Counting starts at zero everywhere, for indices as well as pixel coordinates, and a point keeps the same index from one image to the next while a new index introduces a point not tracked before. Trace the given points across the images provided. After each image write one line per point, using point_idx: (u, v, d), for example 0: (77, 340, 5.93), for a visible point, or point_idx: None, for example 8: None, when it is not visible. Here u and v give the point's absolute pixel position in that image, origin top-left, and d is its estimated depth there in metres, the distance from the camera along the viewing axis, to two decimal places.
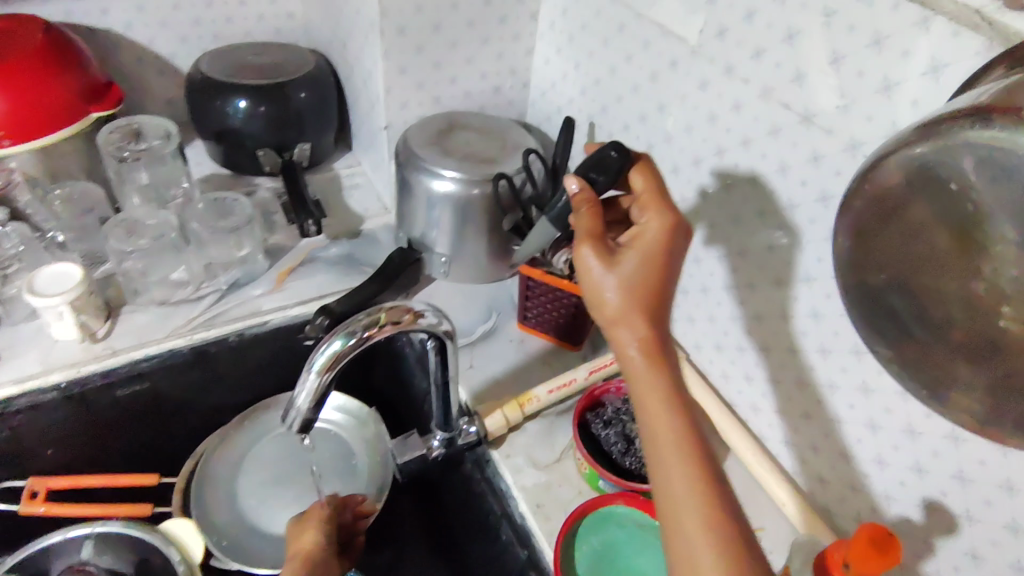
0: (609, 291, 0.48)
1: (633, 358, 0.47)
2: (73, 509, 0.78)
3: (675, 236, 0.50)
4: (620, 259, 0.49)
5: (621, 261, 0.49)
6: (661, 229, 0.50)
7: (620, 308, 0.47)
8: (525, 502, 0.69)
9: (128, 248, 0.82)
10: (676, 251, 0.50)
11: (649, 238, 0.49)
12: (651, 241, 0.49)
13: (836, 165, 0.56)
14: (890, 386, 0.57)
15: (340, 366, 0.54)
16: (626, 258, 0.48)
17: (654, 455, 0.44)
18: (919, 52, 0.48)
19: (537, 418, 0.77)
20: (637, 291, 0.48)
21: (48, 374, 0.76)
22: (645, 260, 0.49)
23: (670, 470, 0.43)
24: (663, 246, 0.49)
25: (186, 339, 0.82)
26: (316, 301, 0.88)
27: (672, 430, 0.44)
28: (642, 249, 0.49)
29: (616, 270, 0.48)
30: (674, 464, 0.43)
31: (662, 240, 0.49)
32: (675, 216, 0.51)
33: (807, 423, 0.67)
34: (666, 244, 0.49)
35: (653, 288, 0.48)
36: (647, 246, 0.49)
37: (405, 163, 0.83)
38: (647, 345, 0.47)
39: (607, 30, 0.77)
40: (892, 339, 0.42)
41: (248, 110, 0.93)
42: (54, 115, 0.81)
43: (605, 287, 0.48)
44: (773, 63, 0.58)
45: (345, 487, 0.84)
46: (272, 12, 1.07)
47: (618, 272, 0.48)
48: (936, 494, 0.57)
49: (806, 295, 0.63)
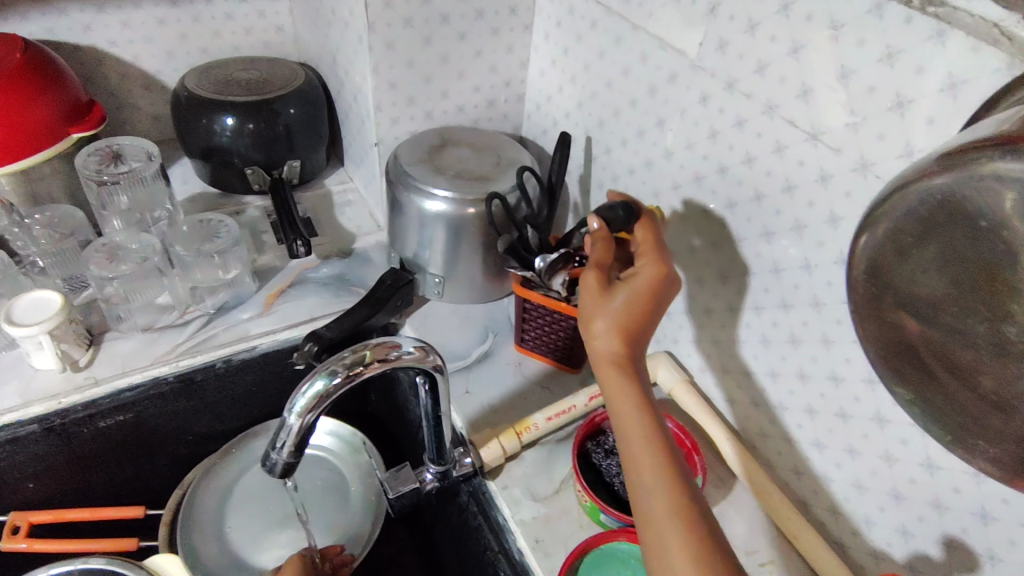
0: (598, 322, 0.50)
1: (615, 385, 0.49)
2: (55, 545, 0.76)
3: (668, 276, 0.52)
4: (614, 294, 0.51)
5: (614, 295, 0.51)
6: (654, 268, 0.52)
7: (603, 330, 0.50)
8: (523, 537, 0.66)
9: (110, 274, 0.77)
10: (668, 293, 0.52)
11: (642, 277, 0.51)
12: (645, 276, 0.51)
13: (846, 185, 0.53)
14: (905, 417, 0.54)
15: (324, 406, 0.51)
16: (618, 291, 0.51)
17: (635, 479, 0.46)
18: (933, 68, 0.45)
19: (535, 446, 0.74)
20: (625, 322, 0.50)
21: (27, 407, 0.72)
22: (637, 297, 0.50)
23: (651, 493, 0.45)
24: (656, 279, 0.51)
25: (171, 367, 0.79)
26: (306, 325, 0.85)
27: (652, 454, 0.46)
28: (634, 287, 0.51)
29: (608, 304, 0.50)
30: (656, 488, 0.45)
31: (655, 280, 0.51)
32: (669, 261, 0.53)
33: (818, 453, 0.64)
34: (658, 285, 0.51)
35: (640, 322, 0.50)
36: (639, 285, 0.51)
37: (395, 182, 0.80)
38: (630, 374, 0.49)
39: (603, 42, 0.75)
40: (913, 381, 0.40)
41: (235, 127, 0.91)
42: (33, 137, 0.78)
43: (594, 318, 0.51)
44: (778, 77, 0.56)
45: (338, 518, 0.83)
46: (261, 26, 1.05)
47: (610, 305, 0.50)
48: (957, 531, 0.54)
49: (816, 320, 0.60)
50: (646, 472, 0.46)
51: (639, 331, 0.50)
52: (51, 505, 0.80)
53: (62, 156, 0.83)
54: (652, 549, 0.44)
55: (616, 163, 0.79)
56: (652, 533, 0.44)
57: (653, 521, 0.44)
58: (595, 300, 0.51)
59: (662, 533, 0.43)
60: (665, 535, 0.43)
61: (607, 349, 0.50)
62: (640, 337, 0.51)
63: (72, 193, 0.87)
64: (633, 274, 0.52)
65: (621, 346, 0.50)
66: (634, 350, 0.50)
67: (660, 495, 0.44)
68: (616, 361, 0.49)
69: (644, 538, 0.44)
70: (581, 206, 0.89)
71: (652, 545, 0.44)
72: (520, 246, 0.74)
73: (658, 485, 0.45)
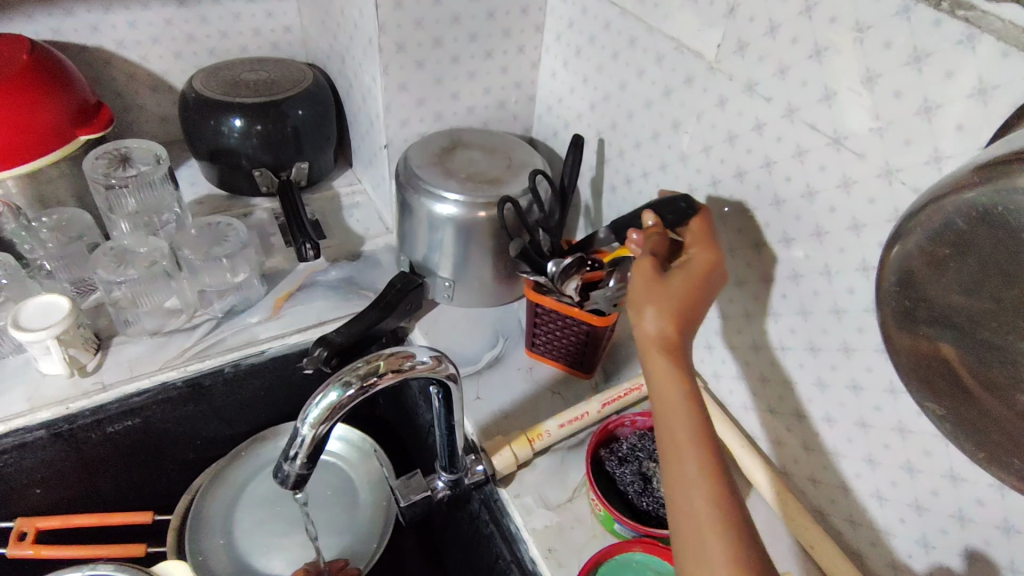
0: (652, 302, 0.50)
1: (662, 370, 0.47)
2: (62, 552, 0.76)
3: (716, 269, 0.53)
4: (668, 277, 0.51)
5: (669, 280, 0.51)
6: (706, 260, 0.53)
7: (657, 310, 0.49)
8: (536, 546, 0.65)
9: (118, 278, 0.76)
10: (717, 286, 0.53)
11: (694, 266, 0.53)
12: (698, 265, 0.53)
13: (869, 192, 0.52)
14: (928, 428, 0.53)
15: (337, 417, 0.51)
16: (673, 276, 0.52)
17: (674, 470, 0.44)
18: (963, 72, 0.44)
19: (547, 453, 0.73)
20: (678, 305, 0.49)
21: (35, 412, 0.71)
22: (690, 282, 0.51)
23: (691, 486, 0.43)
24: (706, 271, 0.53)
25: (179, 372, 0.78)
26: (316, 329, 0.84)
27: (694, 447, 0.44)
28: (687, 274, 0.52)
29: (664, 286, 0.51)
30: (697, 482, 0.43)
31: (706, 270, 0.52)
32: (720, 255, 0.54)
33: (836, 462, 0.63)
34: (709, 275, 0.52)
35: (691, 311, 0.50)
36: (693, 273, 0.52)
37: (405, 185, 0.79)
38: (677, 360, 0.48)
39: (618, 43, 0.73)
40: (944, 397, 0.40)
41: (243, 129, 0.90)
42: (40, 140, 0.77)
43: (649, 300, 0.50)
44: (799, 80, 0.54)
45: (347, 525, 0.82)
46: (269, 27, 1.04)
47: (663, 289, 0.50)
48: (980, 544, 0.53)
49: (836, 328, 0.58)
50: (686, 464, 0.44)
51: (689, 319, 0.50)
52: (59, 511, 0.79)
53: (69, 159, 0.82)
54: (686, 543, 0.42)
55: (630, 166, 0.77)
56: (688, 528, 0.42)
57: (690, 514, 0.42)
58: (650, 281, 0.51)
59: (699, 528, 0.41)
60: (703, 530, 0.41)
61: (658, 333, 0.49)
62: (689, 325, 0.50)
63: (79, 196, 0.86)
64: (685, 261, 0.53)
65: (673, 331, 0.49)
66: (683, 338, 0.49)
67: (700, 490, 0.42)
68: (666, 346, 0.48)
69: (678, 532, 0.42)
70: (593, 209, 0.88)
71: (685, 538, 0.42)
72: (533, 251, 0.75)
73: (698, 479, 0.43)
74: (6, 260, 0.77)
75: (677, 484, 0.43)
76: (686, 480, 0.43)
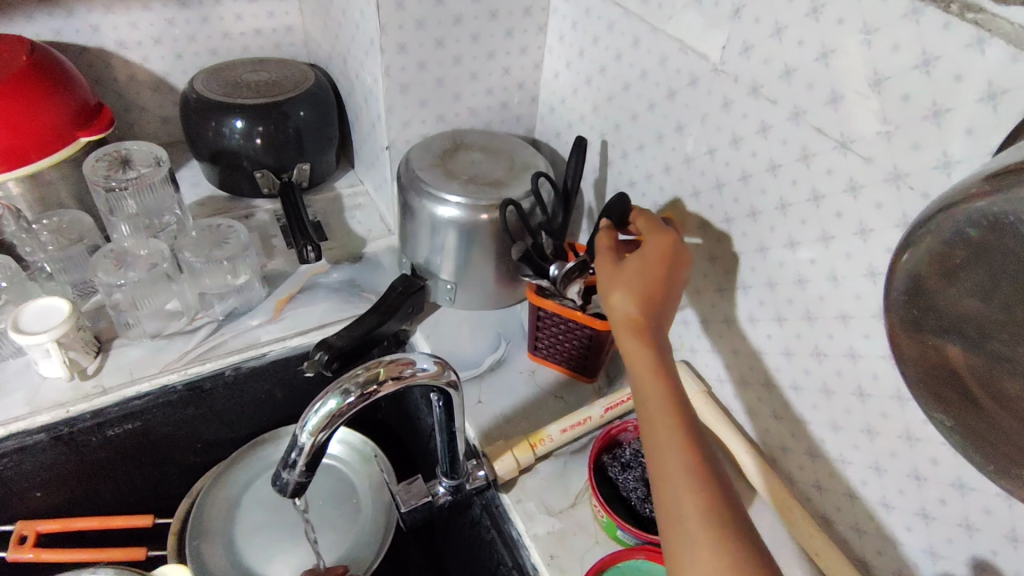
0: (616, 290, 0.55)
1: (634, 349, 0.51)
2: (62, 556, 0.75)
3: (674, 251, 0.57)
4: (627, 266, 0.57)
5: (630, 267, 0.56)
6: (662, 244, 0.57)
7: (621, 294, 0.54)
8: (538, 553, 0.64)
9: (118, 281, 0.76)
10: (677, 264, 0.57)
11: (652, 250, 0.57)
12: (656, 250, 0.57)
13: (876, 196, 0.51)
14: (935, 436, 0.52)
15: (337, 425, 0.50)
16: (633, 265, 0.56)
17: (650, 442, 0.47)
18: (973, 76, 0.43)
19: (548, 458, 0.72)
20: (640, 288, 0.54)
21: (35, 415, 0.71)
22: (649, 265, 0.56)
23: (664, 451, 0.46)
24: (665, 254, 0.57)
25: (180, 375, 0.77)
26: (317, 332, 0.84)
27: (667, 416, 0.47)
28: (646, 259, 0.57)
29: (624, 275, 0.56)
30: (671, 447, 0.46)
31: (666, 255, 0.57)
32: (675, 235, 0.59)
33: (842, 469, 0.62)
34: (668, 258, 0.57)
35: (656, 291, 0.55)
36: (650, 257, 0.56)
37: (407, 187, 0.78)
38: (644, 335, 0.52)
39: (621, 43, 0.73)
40: (953, 409, 0.40)
41: (244, 130, 0.89)
42: (38, 142, 0.77)
43: (615, 289, 0.55)
44: (805, 83, 0.54)
45: (347, 528, 0.82)
46: (270, 27, 1.03)
47: (626, 276, 0.56)
48: (986, 554, 0.52)
49: (842, 333, 0.57)
50: (658, 423, 0.47)
51: (656, 298, 0.54)
52: (60, 514, 0.79)
53: (70, 160, 0.82)
54: (663, 503, 0.44)
55: (633, 168, 0.77)
56: (662, 480, 0.45)
57: (664, 474, 0.45)
58: (612, 273, 0.57)
59: (674, 488, 0.44)
60: (676, 488, 0.44)
61: (626, 315, 0.53)
62: (657, 304, 0.54)
63: (80, 198, 0.86)
64: (642, 249, 0.58)
65: (639, 312, 0.53)
66: (651, 317, 0.53)
67: (670, 444, 0.46)
68: (635, 326, 0.53)
69: (657, 496, 0.45)
70: (596, 211, 0.87)
71: (663, 501, 0.44)
72: (535, 253, 0.75)
73: (667, 435, 0.46)
74: (6, 263, 0.76)
75: (653, 454, 0.46)
76: (661, 448, 0.46)
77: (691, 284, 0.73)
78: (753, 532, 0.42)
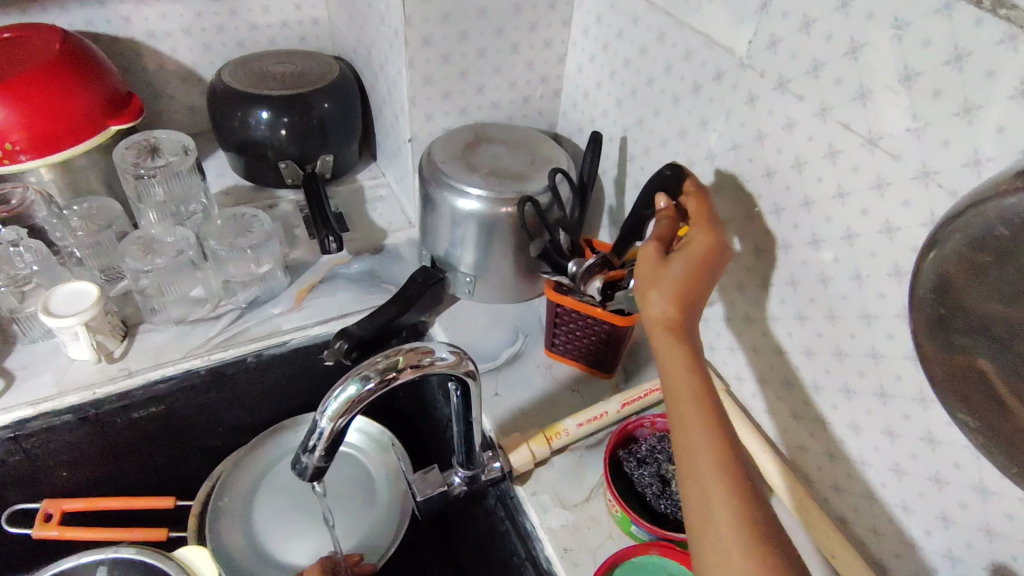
0: (655, 288, 0.54)
1: (669, 349, 0.51)
2: (86, 534, 0.77)
3: (716, 248, 0.55)
4: (669, 262, 0.55)
5: (670, 261, 0.55)
6: (705, 241, 0.55)
7: (661, 292, 0.53)
8: (551, 545, 0.64)
9: (145, 267, 0.78)
10: (717, 267, 0.55)
11: (695, 245, 0.55)
12: (700, 246, 0.55)
13: (904, 194, 0.50)
14: (958, 439, 0.51)
15: (357, 410, 0.51)
16: (676, 263, 0.54)
17: (683, 445, 0.47)
18: (1005, 73, 0.42)
19: (564, 452, 0.72)
20: (681, 289, 0.53)
21: (62, 397, 0.73)
22: (691, 264, 0.54)
23: (697, 455, 0.45)
24: (708, 254, 0.55)
25: (203, 360, 0.79)
26: (337, 321, 0.84)
27: (701, 420, 0.47)
28: (689, 254, 0.55)
29: (664, 271, 0.54)
30: (704, 452, 0.45)
31: (710, 249, 0.55)
32: (713, 228, 0.57)
33: (861, 471, 0.61)
34: (708, 247, 0.55)
35: (696, 287, 0.54)
36: (692, 249, 0.55)
37: (428, 179, 0.79)
38: (681, 337, 0.51)
39: (646, 38, 0.72)
40: (981, 412, 0.40)
41: (269, 121, 0.90)
42: (70, 128, 0.78)
43: (653, 287, 0.54)
44: (833, 79, 0.53)
45: (363, 516, 0.83)
46: (297, 19, 1.04)
47: (666, 275, 0.54)
48: (1006, 559, 0.51)
49: (865, 333, 0.57)
50: (691, 428, 0.47)
51: (694, 296, 0.53)
52: (84, 493, 0.81)
53: (100, 148, 0.84)
54: (694, 506, 0.44)
55: (656, 163, 0.76)
56: (694, 485, 0.45)
57: (698, 478, 0.45)
58: (653, 268, 0.55)
59: (705, 495, 0.44)
60: (708, 494, 0.44)
61: (662, 314, 0.52)
62: (694, 305, 0.53)
63: (109, 185, 0.88)
64: (685, 242, 0.56)
65: (675, 311, 0.52)
66: (687, 316, 0.52)
67: (703, 450, 0.45)
68: (670, 326, 0.52)
69: (688, 501, 0.45)
70: (617, 208, 0.87)
71: (694, 505, 0.44)
72: (553, 250, 0.75)
73: (700, 440, 0.46)
74: (38, 247, 0.78)
75: (684, 456, 0.46)
76: (694, 456, 0.46)
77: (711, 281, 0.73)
78: (786, 542, 0.42)
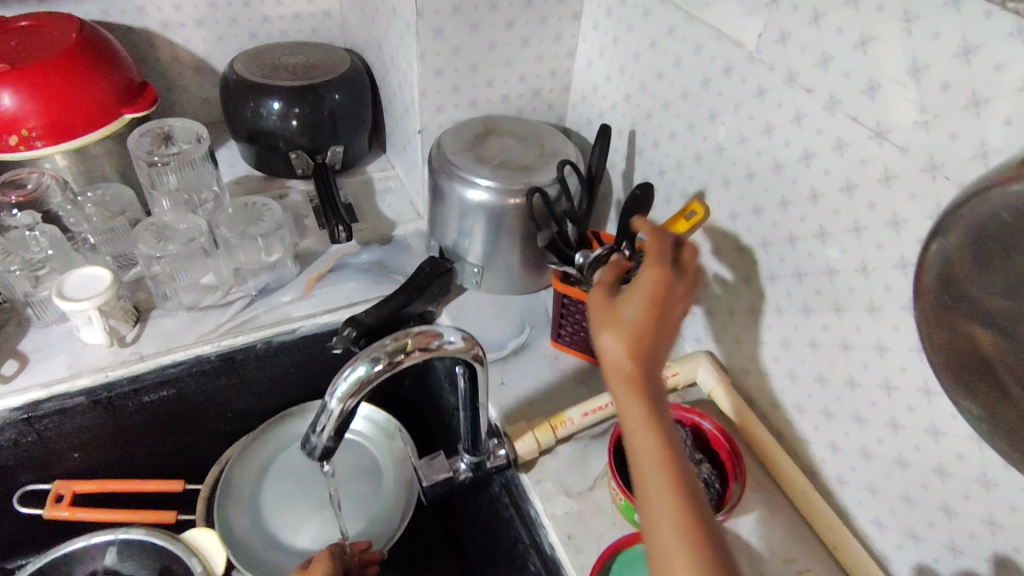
0: (606, 335, 0.44)
1: (630, 409, 0.42)
2: (97, 515, 0.79)
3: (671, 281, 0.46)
4: (618, 305, 0.45)
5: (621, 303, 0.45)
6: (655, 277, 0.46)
7: (614, 342, 0.44)
8: (555, 532, 0.65)
9: (158, 253, 0.79)
10: (677, 302, 0.46)
11: (645, 283, 0.45)
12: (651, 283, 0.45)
13: (910, 187, 0.51)
14: (962, 430, 0.52)
15: (365, 392, 0.52)
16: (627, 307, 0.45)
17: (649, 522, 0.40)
18: (1013, 66, 0.43)
19: (569, 441, 0.73)
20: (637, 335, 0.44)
21: (75, 378, 0.74)
22: (643, 305, 0.45)
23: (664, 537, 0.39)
24: (662, 290, 0.45)
25: (213, 346, 0.80)
26: (345, 310, 0.85)
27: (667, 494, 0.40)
28: (639, 293, 0.45)
29: (615, 314, 0.45)
30: (672, 536, 0.39)
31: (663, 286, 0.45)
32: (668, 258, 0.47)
33: (864, 462, 0.62)
34: (661, 282, 0.46)
35: (653, 330, 0.44)
36: (644, 287, 0.45)
37: (438, 170, 0.79)
38: (641, 392, 0.43)
39: (656, 31, 0.73)
40: (985, 399, 0.41)
41: (281, 112, 0.91)
42: (85, 116, 0.80)
43: (604, 334, 0.44)
44: (842, 72, 0.53)
45: (368, 501, 0.84)
46: (309, 12, 1.05)
47: (618, 319, 0.44)
48: (1009, 550, 0.51)
49: (870, 325, 0.57)
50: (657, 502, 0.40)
51: (653, 340, 0.44)
52: (95, 475, 0.82)
53: (115, 136, 0.85)
54: None
55: (664, 156, 0.77)
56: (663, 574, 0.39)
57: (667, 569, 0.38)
58: (602, 313, 0.46)
59: None
60: None
61: (616, 367, 0.43)
62: (654, 350, 0.44)
63: (123, 173, 0.89)
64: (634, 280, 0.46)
65: (631, 362, 0.43)
66: (646, 365, 0.43)
67: (671, 532, 0.39)
68: (627, 381, 0.43)
69: None
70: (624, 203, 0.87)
71: None
72: (561, 243, 0.73)
73: (668, 518, 0.39)
74: (53, 232, 0.80)
75: (650, 535, 0.40)
76: (661, 539, 0.39)
77: (717, 274, 0.73)
78: None
